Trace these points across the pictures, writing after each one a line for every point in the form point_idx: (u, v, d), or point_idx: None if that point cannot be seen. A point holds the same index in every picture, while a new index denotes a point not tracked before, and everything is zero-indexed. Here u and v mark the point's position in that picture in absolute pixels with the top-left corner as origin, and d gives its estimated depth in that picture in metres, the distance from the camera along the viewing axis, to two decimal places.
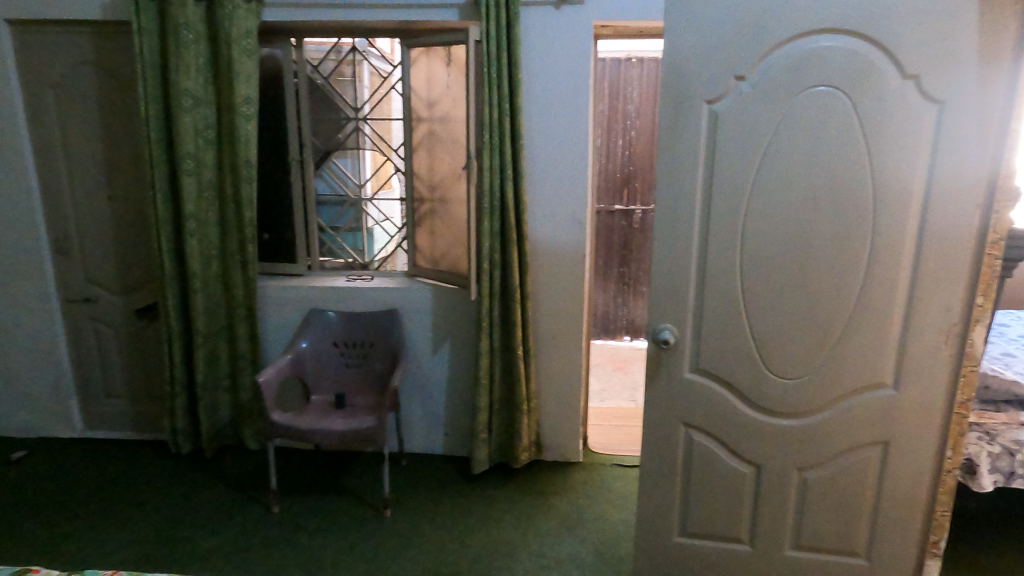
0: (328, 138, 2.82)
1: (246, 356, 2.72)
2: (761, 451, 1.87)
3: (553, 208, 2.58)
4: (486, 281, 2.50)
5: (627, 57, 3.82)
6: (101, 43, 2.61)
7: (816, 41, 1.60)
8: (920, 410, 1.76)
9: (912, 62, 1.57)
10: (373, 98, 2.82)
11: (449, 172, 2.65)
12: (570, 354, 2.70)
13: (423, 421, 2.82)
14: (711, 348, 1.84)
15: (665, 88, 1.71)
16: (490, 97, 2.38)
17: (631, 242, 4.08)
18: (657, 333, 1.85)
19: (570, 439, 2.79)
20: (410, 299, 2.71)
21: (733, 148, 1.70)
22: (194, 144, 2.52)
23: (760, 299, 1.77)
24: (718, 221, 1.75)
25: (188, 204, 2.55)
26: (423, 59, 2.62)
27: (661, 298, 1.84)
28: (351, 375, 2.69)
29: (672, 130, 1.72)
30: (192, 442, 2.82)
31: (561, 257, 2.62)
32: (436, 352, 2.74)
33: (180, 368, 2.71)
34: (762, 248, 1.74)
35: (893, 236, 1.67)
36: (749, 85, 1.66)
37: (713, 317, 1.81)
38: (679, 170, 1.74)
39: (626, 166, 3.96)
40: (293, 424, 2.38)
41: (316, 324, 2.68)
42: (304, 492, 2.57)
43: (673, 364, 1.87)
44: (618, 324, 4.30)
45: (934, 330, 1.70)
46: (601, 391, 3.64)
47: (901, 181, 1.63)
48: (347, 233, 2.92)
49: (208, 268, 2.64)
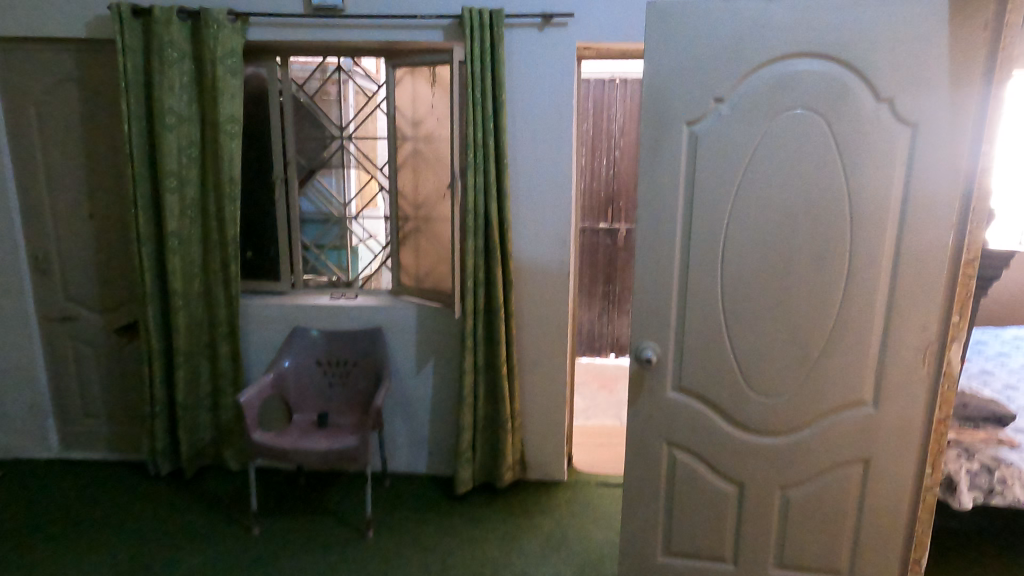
0: (312, 157, 2.82)
1: (228, 375, 2.70)
2: (745, 469, 1.88)
3: (538, 226, 2.60)
4: (470, 299, 2.51)
5: (611, 78, 3.86)
6: (84, 61, 2.60)
7: (793, 65, 1.63)
8: (902, 427, 1.77)
9: (887, 86, 1.61)
10: (357, 117, 2.83)
11: (434, 190, 2.66)
12: (554, 371, 2.70)
13: (407, 440, 2.80)
14: (694, 366, 1.84)
15: (646, 108, 1.73)
16: (475, 117, 2.39)
17: (615, 261, 4.11)
18: (640, 352, 1.86)
19: (554, 457, 2.78)
20: (394, 317, 2.70)
21: (714, 169, 1.72)
22: (178, 161, 2.51)
23: (741, 318, 1.79)
24: (699, 241, 1.77)
25: (171, 222, 2.53)
26: (408, 79, 2.65)
27: (644, 317, 1.85)
28: (334, 393, 2.67)
29: (653, 150, 1.74)
30: (172, 462, 2.78)
31: (545, 275, 2.63)
32: (420, 371, 2.72)
33: (160, 388, 2.68)
34: (742, 267, 1.76)
35: (871, 256, 1.69)
36: (729, 107, 1.69)
37: (695, 335, 1.82)
38: (661, 191, 1.76)
39: (610, 185, 4.00)
40: (275, 444, 2.36)
41: (299, 343, 2.67)
42: (286, 512, 2.54)
43: (656, 382, 1.88)
44: (603, 342, 4.31)
45: (911, 348, 1.72)
46: (587, 409, 3.64)
47: (877, 201, 1.66)
48: (331, 251, 2.91)
49: (190, 286, 2.62)
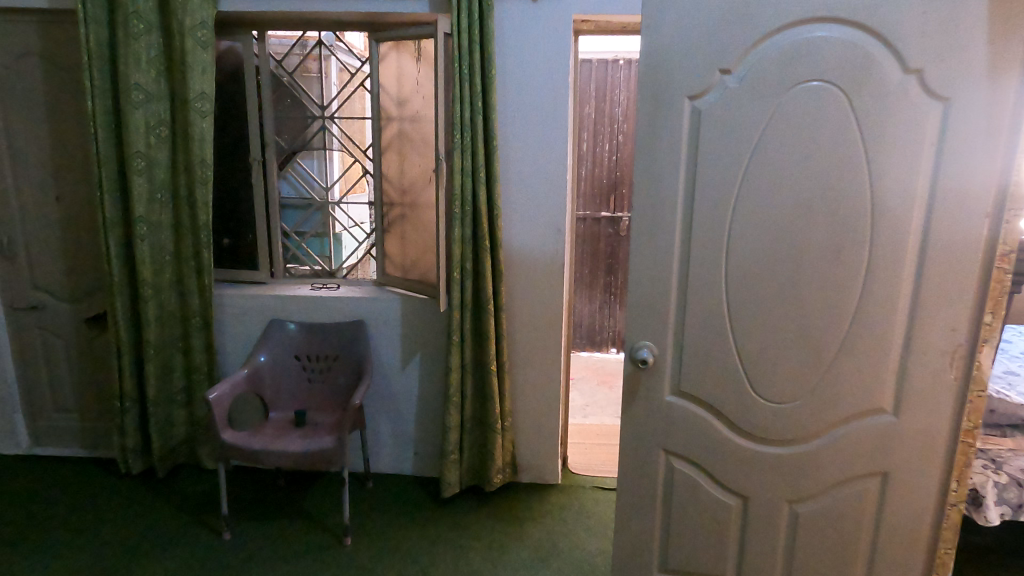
0: (293, 138, 2.65)
1: (202, 369, 2.56)
2: (749, 481, 1.71)
3: (530, 214, 2.42)
4: (457, 291, 2.34)
5: (614, 58, 3.65)
6: (49, 34, 2.44)
7: (809, 31, 1.45)
8: (924, 438, 1.60)
9: (915, 56, 1.42)
10: (341, 95, 2.64)
11: (420, 174, 2.48)
12: (547, 369, 2.54)
13: (392, 440, 2.64)
14: (694, 369, 1.67)
15: (644, 81, 1.55)
16: (462, 95, 2.21)
17: (617, 251, 3.94)
18: (636, 352, 1.69)
19: (547, 459, 2.63)
20: (377, 310, 2.54)
21: (719, 150, 1.54)
22: (146, 141, 2.36)
23: (747, 318, 1.61)
24: (701, 231, 1.59)
25: (138, 207, 2.38)
26: (393, 55, 2.46)
27: (640, 313, 1.67)
28: (313, 390, 2.51)
29: (652, 127, 1.57)
30: (143, 461, 2.63)
31: (538, 265, 2.46)
32: (405, 368, 2.56)
33: (130, 382, 2.53)
34: (747, 262, 1.58)
35: (893, 250, 1.51)
36: (736, 80, 1.50)
37: (696, 335, 1.65)
38: (659, 175, 1.59)
39: (613, 172, 3.82)
40: (246, 445, 2.21)
41: (275, 337, 2.50)
42: (261, 515, 2.39)
43: (653, 386, 1.71)
44: (604, 335, 4.14)
45: (938, 350, 1.54)
46: (585, 407, 3.47)
47: (901, 187, 1.48)
48: (313, 239, 2.75)
49: (160, 275, 2.48)
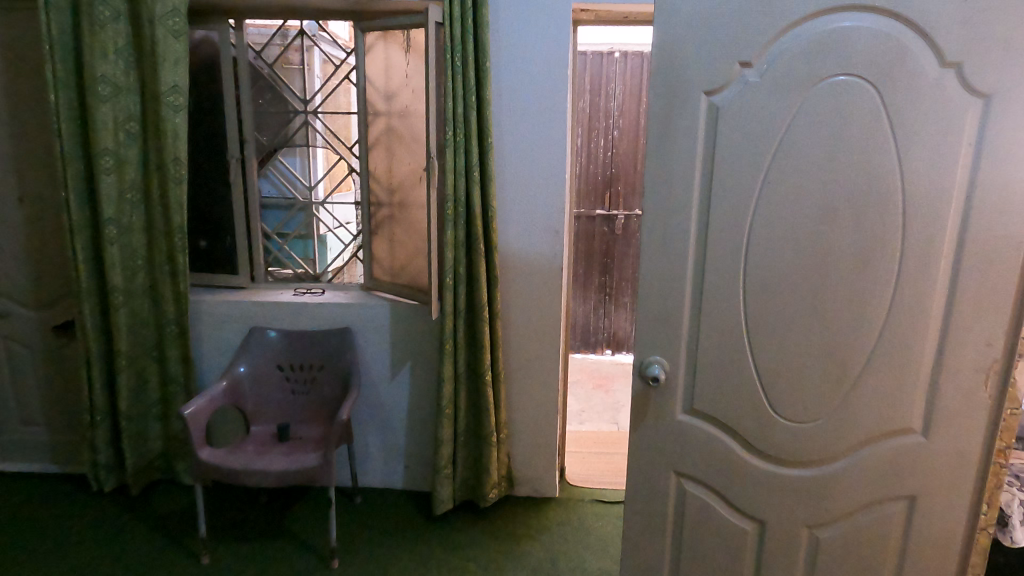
0: (275, 134, 2.50)
1: (178, 380, 2.41)
2: (767, 505, 1.59)
3: (527, 215, 2.29)
4: (450, 298, 2.20)
5: (610, 50, 3.52)
6: (9, 22, 2.26)
7: (837, 20, 1.32)
8: (955, 461, 1.49)
9: (954, 48, 1.30)
10: (324, 88, 2.48)
11: (409, 172, 2.34)
12: (545, 378, 2.41)
13: (381, 453, 2.51)
14: (708, 386, 1.56)
15: (656, 75, 1.42)
16: (454, 88, 2.07)
17: (613, 250, 3.81)
18: (646, 368, 1.57)
19: (544, 472, 2.50)
20: (364, 316, 2.40)
21: (738, 150, 1.42)
22: (114, 137, 2.20)
23: (766, 331, 1.50)
24: (717, 238, 1.47)
25: (107, 208, 2.22)
26: (380, 45, 2.31)
27: (651, 326, 1.55)
28: (297, 402, 2.37)
29: (664, 125, 1.44)
30: (117, 477, 2.48)
31: (535, 269, 2.33)
32: (395, 377, 2.43)
33: (101, 395, 2.38)
34: (767, 272, 1.46)
35: (926, 259, 1.39)
36: (757, 74, 1.38)
37: (711, 349, 1.53)
38: (672, 177, 1.46)
39: (608, 168, 3.69)
40: (225, 464, 2.06)
41: (256, 346, 2.36)
42: (242, 536, 2.25)
43: (663, 403, 1.59)
44: (599, 337, 4.02)
45: (972, 366, 1.43)
46: (580, 413, 3.35)
47: (936, 191, 1.36)
48: (296, 240, 2.60)
49: (132, 280, 2.32)
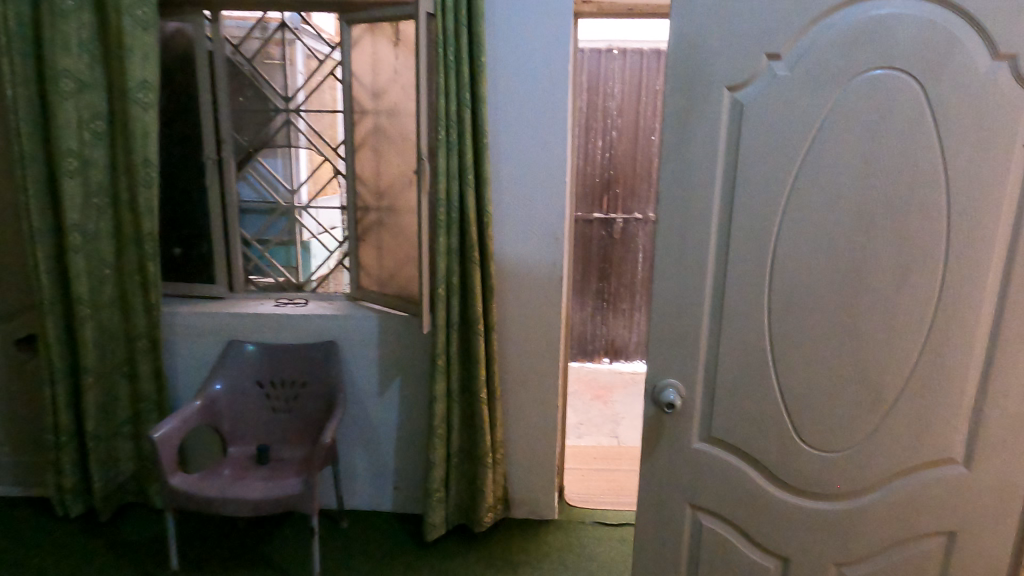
0: (254, 135, 2.33)
1: (150, 397, 2.24)
2: (791, 541, 1.45)
3: (525, 221, 2.14)
4: (442, 309, 2.05)
5: (608, 47, 3.38)
6: None
7: (877, 7, 1.18)
8: (999, 493, 1.36)
9: (1007, 38, 1.16)
10: (308, 85, 2.32)
11: (399, 175, 2.19)
12: (543, 394, 2.27)
13: (369, 474, 2.36)
14: (728, 411, 1.41)
15: (674, 68, 1.28)
16: (447, 84, 1.92)
17: (611, 255, 3.68)
18: (660, 393, 1.42)
19: (543, 493, 2.36)
20: (350, 328, 2.24)
21: (765, 151, 1.27)
22: (78, 137, 2.03)
23: (793, 352, 1.35)
24: (739, 250, 1.33)
25: (71, 213, 2.05)
26: (367, 39, 2.15)
27: (665, 345, 1.41)
28: (279, 422, 2.21)
29: (682, 124, 1.29)
30: (84, 502, 2.31)
31: (533, 278, 2.18)
32: (384, 393, 2.27)
33: (66, 415, 2.20)
34: (795, 286, 1.32)
35: (972, 272, 1.26)
36: (786, 67, 1.24)
37: (731, 372, 1.39)
38: (690, 182, 1.32)
39: (606, 170, 3.55)
40: (198, 491, 1.90)
41: (233, 361, 2.19)
42: (218, 566, 2.09)
43: (679, 430, 1.45)
44: (596, 345, 3.88)
45: (1021, 391, 1.29)
46: (578, 426, 3.21)
47: (986, 197, 1.22)
48: (278, 248, 2.43)
49: (99, 291, 2.15)
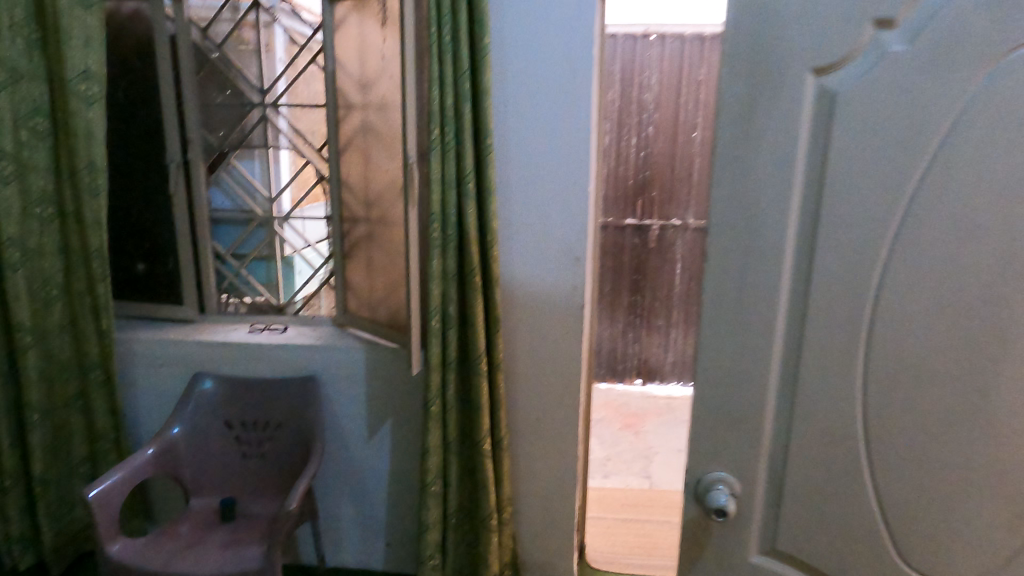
0: (228, 133, 2.04)
1: (108, 437, 1.95)
2: None
3: (539, 238, 1.78)
4: (436, 346, 1.69)
5: (645, 32, 2.98)
6: None
7: None
8: None
9: None
10: (289, 72, 2.01)
11: (389, 182, 1.83)
12: (560, 441, 1.90)
13: (357, 529, 2.02)
14: (799, 518, 1.04)
15: (734, 44, 0.90)
16: (441, 72, 1.56)
17: (644, 265, 3.28)
18: (706, 492, 1.06)
19: (559, 557, 1.99)
20: (334, 362, 1.90)
21: (865, 161, 0.87)
22: (14, 136, 1.73)
23: (897, 452, 0.93)
24: (822, 300, 0.94)
25: (7, 226, 1.74)
26: (353, 19, 1.81)
27: (714, 424, 1.05)
28: (250, 470, 1.88)
29: (745, 125, 0.92)
30: (35, 553, 2.03)
31: (548, 306, 1.81)
32: (373, 438, 1.94)
33: (11, 457, 1.92)
34: (905, 361, 0.90)
35: None
36: (902, 39, 0.83)
37: (806, 466, 1.02)
38: (754, 205, 0.95)
39: (640, 171, 3.16)
40: (143, 562, 1.59)
41: (198, 399, 1.88)
42: None
43: (732, 535, 1.09)
44: (627, 365, 3.48)
45: None
46: (605, 462, 2.83)
47: None
48: (257, 263, 2.13)
49: (44, 316, 1.86)
